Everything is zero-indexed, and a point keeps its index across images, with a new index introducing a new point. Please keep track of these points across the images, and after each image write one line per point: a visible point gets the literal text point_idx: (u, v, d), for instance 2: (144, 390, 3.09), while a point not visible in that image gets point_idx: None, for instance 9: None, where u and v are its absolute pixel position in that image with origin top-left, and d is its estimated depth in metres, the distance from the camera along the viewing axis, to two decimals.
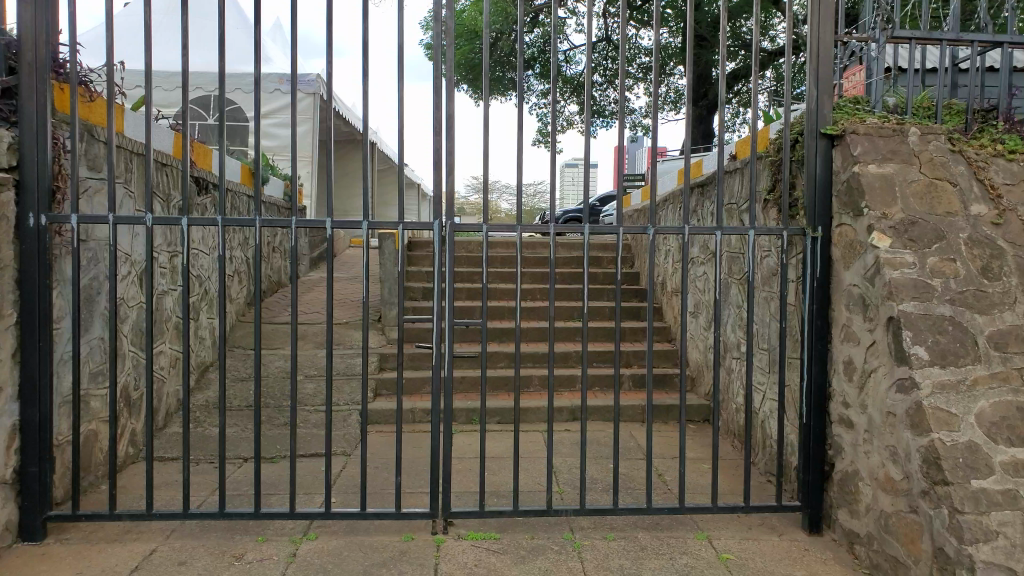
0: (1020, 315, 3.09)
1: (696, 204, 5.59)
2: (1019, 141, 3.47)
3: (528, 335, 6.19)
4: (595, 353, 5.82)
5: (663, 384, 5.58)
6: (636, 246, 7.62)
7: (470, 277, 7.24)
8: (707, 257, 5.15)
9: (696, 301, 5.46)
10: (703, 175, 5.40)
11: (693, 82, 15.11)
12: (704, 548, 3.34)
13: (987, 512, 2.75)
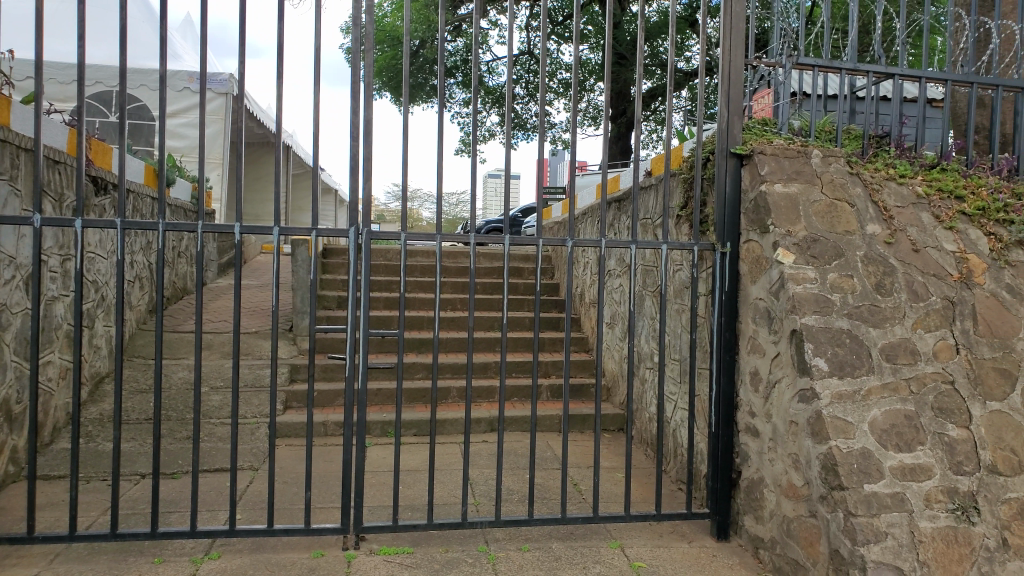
0: (909, 328, 3.28)
1: (613, 218, 5.69)
2: (908, 166, 3.73)
3: (445, 347, 6.13)
4: (513, 364, 5.82)
5: (580, 394, 5.64)
6: (555, 257, 7.71)
7: (387, 285, 7.12)
8: (624, 269, 5.26)
9: (612, 314, 5.55)
10: (620, 190, 5.51)
11: (611, 98, 15.48)
12: (617, 557, 3.39)
13: (878, 514, 2.91)
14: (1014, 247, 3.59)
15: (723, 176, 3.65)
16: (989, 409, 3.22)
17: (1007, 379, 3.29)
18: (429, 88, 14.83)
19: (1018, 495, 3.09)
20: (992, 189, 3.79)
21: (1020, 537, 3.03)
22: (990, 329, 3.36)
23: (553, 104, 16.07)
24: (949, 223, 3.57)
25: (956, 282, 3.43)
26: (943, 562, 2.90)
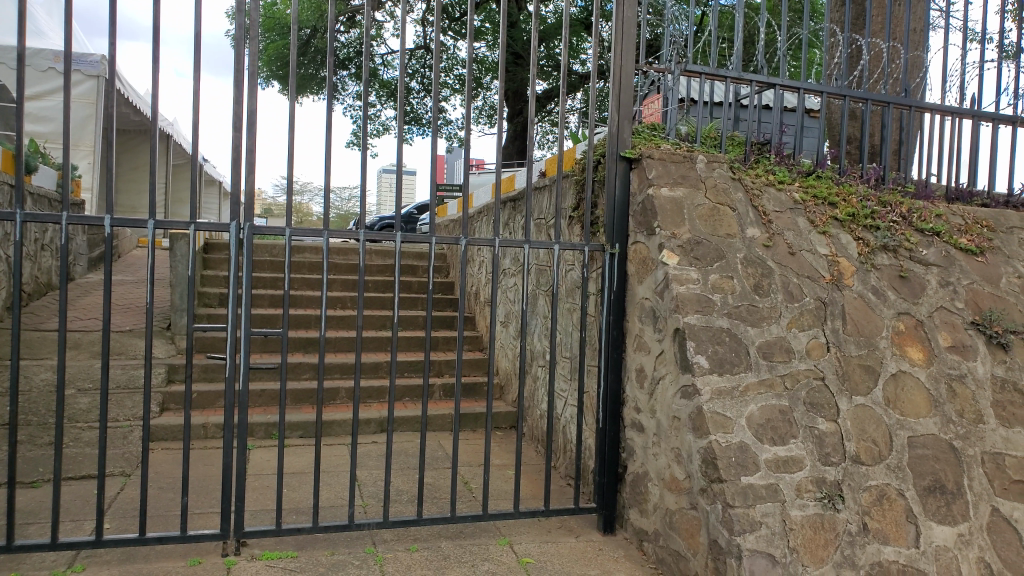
0: (784, 327, 3.44)
1: (508, 218, 5.73)
2: (786, 173, 3.95)
3: (332, 346, 6.02)
4: (404, 363, 5.78)
5: (471, 392, 5.65)
6: (451, 255, 7.73)
7: (273, 283, 6.93)
8: (517, 269, 5.32)
9: (507, 312, 5.57)
10: (514, 189, 5.55)
11: (509, 97, 15.76)
12: (505, 554, 3.44)
13: (754, 505, 3.03)
14: (879, 251, 3.83)
15: (613, 179, 3.75)
16: (855, 403, 3.37)
17: (871, 374, 3.45)
18: (319, 80, 14.61)
19: (878, 483, 3.24)
20: (861, 197, 4.06)
21: (879, 522, 3.17)
22: (858, 329, 3.54)
23: (450, 100, 16.20)
24: (821, 227, 3.79)
25: (828, 284, 3.62)
26: (810, 548, 3.03)
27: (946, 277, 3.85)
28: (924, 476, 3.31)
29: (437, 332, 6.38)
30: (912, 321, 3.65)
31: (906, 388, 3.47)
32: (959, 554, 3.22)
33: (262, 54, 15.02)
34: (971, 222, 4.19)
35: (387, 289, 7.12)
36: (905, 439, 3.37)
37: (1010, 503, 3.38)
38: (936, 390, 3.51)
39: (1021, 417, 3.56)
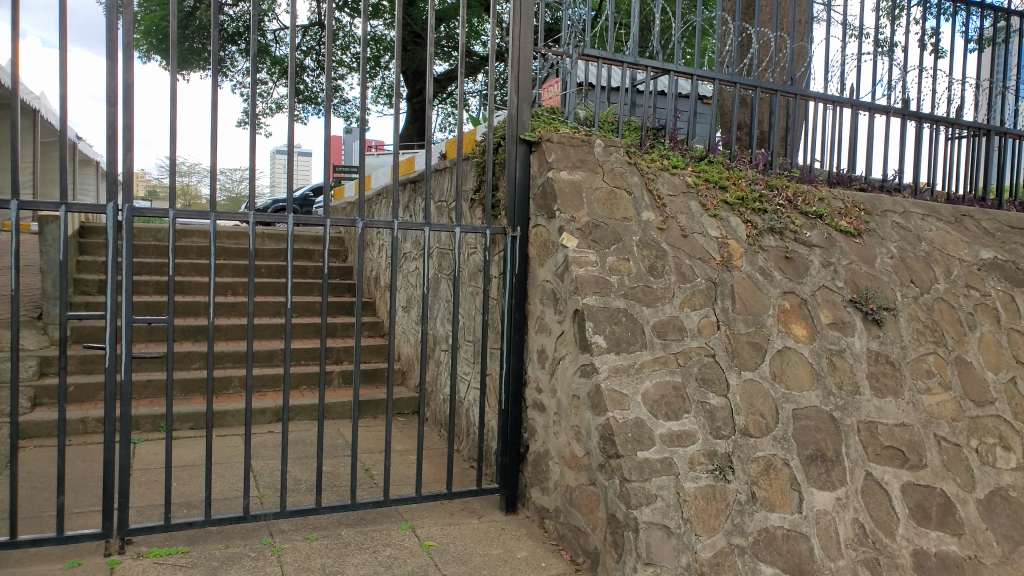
0: (677, 307, 3.56)
1: (408, 201, 5.66)
2: (680, 158, 4.09)
3: (223, 334, 5.82)
4: (300, 351, 5.65)
5: (371, 379, 5.59)
6: (349, 238, 7.61)
7: (158, 269, 6.61)
8: (417, 253, 5.29)
9: (408, 296, 5.52)
10: (413, 172, 5.49)
11: (407, 77, 15.79)
12: (407, 538, 3.45)
13: (649, 478, 3.11)
14: (766, 233, 4.01)
15: (514, 161, 3.76)
16: (743, 378, 3.52)
17: (758, 351, 3.61)
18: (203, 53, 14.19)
19: (765, 453, 3.38)
20: (750, 181, 4.24)
21: (766, 490, 3.31)
22: (746, 307, 3.70)
23: (346, 78, 16.14)
24: (712, 210, 3.94)
25: (718, 265, 3.76)
26: (703, 518, 3.14)
27: (827, 258, 4.08)
28: (807, 446, 3.48)
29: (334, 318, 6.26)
30: (796, 300, 3.84)
31: (791, 363, 3.65)
32: (837, 516, 3.38)
33: (140, 25, 14.43)
34: (850, 206, 4.44)
35: (279, 274, 6.92)
36: (790, 411, 3.53)
37: (882, 467, 3.58)
38: (819, 364, 3.71)
39: (892, 387, 3.81)
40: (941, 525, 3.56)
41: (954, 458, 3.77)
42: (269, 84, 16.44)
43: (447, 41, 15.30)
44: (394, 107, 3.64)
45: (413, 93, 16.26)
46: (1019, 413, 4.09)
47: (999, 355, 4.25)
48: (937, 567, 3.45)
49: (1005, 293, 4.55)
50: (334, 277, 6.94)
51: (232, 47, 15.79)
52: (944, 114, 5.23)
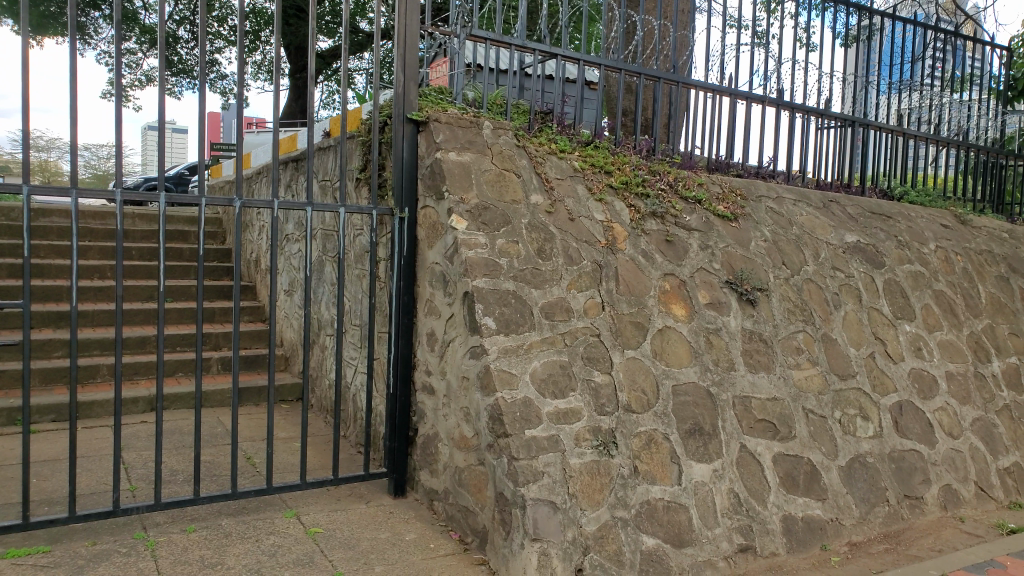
0: (564, 289, 3.62)
1: (291, 179, 5.50)
2: (567, 143, 4.18)
3: (89, 320, 5.49)
4: (174, 337, 5.40)
5: (252, 365, 5.42)
6: (228, 220, 7.32)
7: (13, 250, 6.15)
8: (301, 235, 5.16)
9: (291, 279, 5.37)
10: (296, 150, 5.33)
11: (290, 53, 15.39)
12: (292, 525, 3.39)
13: (537, 456, 3.17)
14: (648, 217, 4.14)
15: (401, 141, 3.71)
16: (626, 356, 3.63)
17: (640, 330, 3.73)
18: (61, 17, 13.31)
19: (646, 428, 3.50)
20: (634, 166, 4.37)
21: (647, 464, 3.43)
22: (629, 288, 3.81)
23: (223, 50, 15.56)
24: (598, 194, 4.03)
25: (603, 248, 3.86)
26: (588, 493, 3.22)
27: (706, 241, 4.27)
28: (685, 420, 3.63)
29: (212, 303, 6.02)
30: (676, 281, 3.99)
31: (671, 341, 3.80)
32: (713, 487, 3.55)
33: None
34: (727, 191, 4.65)
35: (150, 256, 6.57)
36: (670, 387, 3.67)
37: (755, 439, 3.78)
38: (697, 342, 3.87)
39: (764, 363, 4.03)
40: (807, 491, 3.81)
41: (820, 428, 4.02)
42: (138, 54, 15.61)
43: (331, 17, 14.92)
44: (276, 83, 3.51)
45: (298, 70, 15.74)
46: (877, 384, 4.41)
47: (860, 331, 4.57)
48: (803, 531, 3.69)
49: (867, 274, 4.88)
50: (212, 260, 6.66)
51: (95, 12, 14.87)
52: (814, 105, 5.56)
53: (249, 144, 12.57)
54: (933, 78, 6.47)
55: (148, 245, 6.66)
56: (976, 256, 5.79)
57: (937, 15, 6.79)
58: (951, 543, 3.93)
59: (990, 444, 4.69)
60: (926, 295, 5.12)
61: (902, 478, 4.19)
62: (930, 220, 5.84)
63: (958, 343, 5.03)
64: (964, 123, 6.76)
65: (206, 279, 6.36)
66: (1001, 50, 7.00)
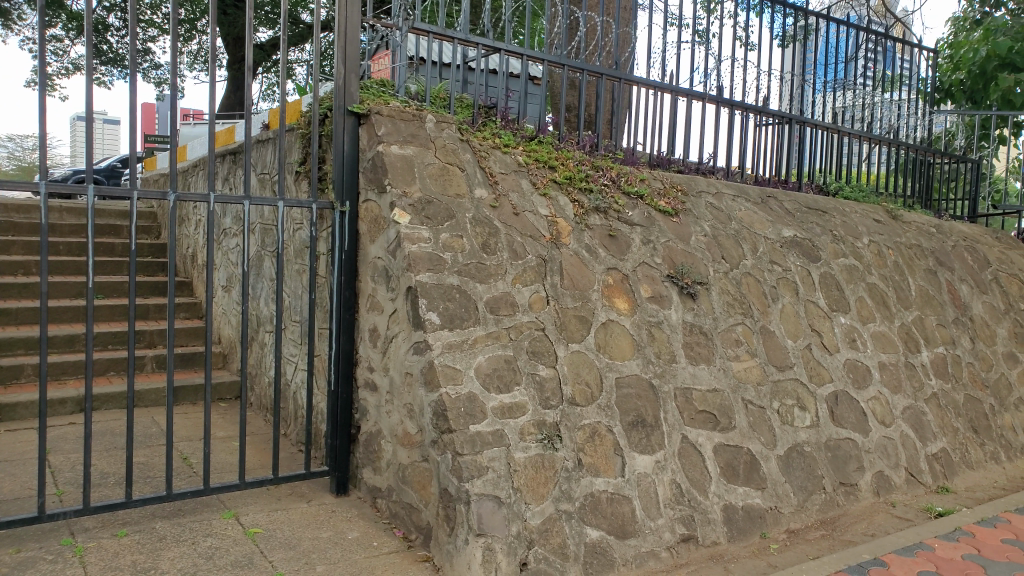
0: (509, 284, 3.60)
1: (228, 172, 5.37)
2: (511, 138, 4.18)
3: (13, 318, 5.27)
4: (106, 335, 5.23)
5: (188, 363, 5.28)
6: (163, 214, 7.12)
7: None
8: (239, 229, 5.05)
9: (229, 275, 5.25)
10: (233, 143, 5.21)
11: (228, 43, 15.08)
12: (230, 527, 3.31)
13: (481, 451, 3.15)
14: (592, 212, 4.17)
15: (341, 134, 3.66)
16: (571, 350, 3.64)
17: (584, 324, 3.75)
18: None
19: (590, 421, 3.53)
20: (577, 161, 4.40)
21: (591, 457, 3.45)
22: (573, 283, 3.83)
23: (158, 40, 15.16)
24: (542, 189, 4.04)
25: (547, 243, 3.86)
26: (533, 486, 3.22)
27: (648, 236, 4.32)
28: (628, 413, 3.66)
29: (146, 299, 5.84)
30: (619, 276, 4.03)
31: (615, 335, 3.83)
32: (656, 478, 3.60)
33: None
34: (669, 187, 4.73)
35: (79, 252, 6.34)
36: (613, 379, 3.71)
37: (696, 430, 3.84)
38: (639, 335, 3.92)
39: (705, 355, 4.10)
40: (747, 481, 3.89)
41: (759, 419, 4.11)
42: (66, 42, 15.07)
43: (271, 8, 14.66)
44: (212, 74, 3.41)
45: (236, 62, 15.37)
46: (814, 375, 4.53)
47: (797, 324, 4.69)
48: (743, 519, 3.77)
49: (803, 268, 5.02)
50: (145, 255, 6.46)
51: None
52: (753, 103, 5.69)
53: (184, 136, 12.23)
54: (865, 79, 6.68)
55: (77, 240, 6.43)
56: (906, 250, 6.00)
57: (869, 17, 7.01)
58: (884, 528, 4.06)
59: (920, 432, 4.87)
60: (860, 288, 5.28)
61: (838, 466, 4.32)
62: (863, 215, 6.03)
63: (890, 334, 5.20)
64: (893, 122, 7.01)
65: (139, 275, 6.17)
66: (928, 52, 7.28)
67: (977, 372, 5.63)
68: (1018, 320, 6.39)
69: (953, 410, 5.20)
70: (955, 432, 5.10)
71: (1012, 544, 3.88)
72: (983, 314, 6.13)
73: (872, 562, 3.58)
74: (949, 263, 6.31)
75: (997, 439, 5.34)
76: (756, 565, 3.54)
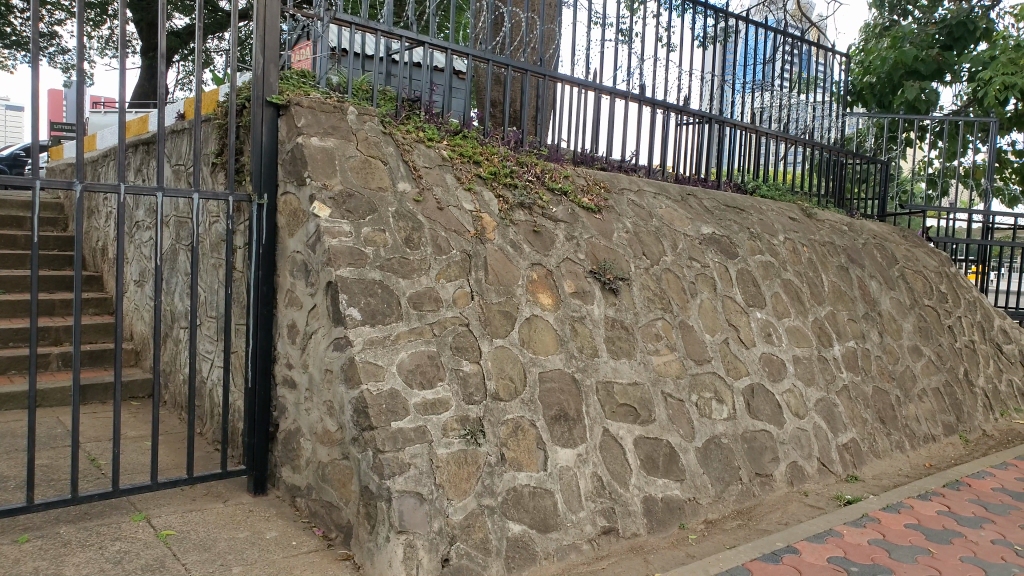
0: (433, 279, 3.58)
1: (141, 162, 5.18)
2: (435, 132, 4.18)
3: None
4: (7, 332, 4.99)
5: (97, 361, 5.09)
6: (70, 206, 6.83)
7: None
8: (153, 222, 4.89)
9: (141, 270, 5.08)
10: (147, 132, 5.03)
11: (143, 29, 14.54)
12: (140, 530, 3.20)
13: (403, 448, 3.13)
14: (517, 208, 4.20)
15: (260, 125, 3.56)
16: (495, 345, 3.63)
17: (508, 320, 3.75)
18: None
19: (513, 416, 3.53)
20: (502, 157, 4.43)
21: (513, 451, 3.46)
22: (498, 278, 3.83)
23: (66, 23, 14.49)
24: (467, 184, 4.05)
25: (472, 238, 3.86)
26: (455, 482, 3.21)
27: (571, 232, 4.37)
28: (551, 407, 3.69)
29: (53, 295, 5.60)
30: (543, 272, 4.06)
31: (538, 330, 3.86)
32: (578, 471, 3.64)
33: None
34: (592, 184, 4.80)
35: None
36: (537, 374, 3.73)
37: (617, 423, 3.91)
38: (562, 330, 3.96)
39: (626, 350, 4.18)
40: (666, 473, 3.98)
41: (678, 412, 4.22)
42: None
43: None
44: (122, 60, 3.27)
45: (151, 48, 14.77)
46: (731, 369, 4.67)
47: (716, 319, 4.83)
48: (663, 511, 3.85)
49: (722, 264, 5.16)
50: (51, 248, 6.18)
51: None
52: (675, 102, 5.83)
53: (93, 124, 11.70)
54: (782, 81, 6.93)
55: None
56: (821, 247, 6.24)
57: (786, 21, 7.26)
58: (797, 516, 4.22)
59: (831, 423, 5.08)
60: (776, 284, 5.47)
61: (753, 457, 4.46)
62: (780, 214, 6.25)
63: (805, 329, 5.40)
64: (807, 123, 7.30)
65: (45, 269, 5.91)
66: (841, 57, 7.60)
67: (885, 364, 5.90)
68: (923, 315, 6.73)
69: (863, 401, 5.44)
70: (864, 423, 5.34)
71: (914, 529, 4.09)
72: (891, 309, 6.43)
73: (785, 550, 3.71)
74: (860, 260, 6.59)
75: (902, 429, 5.61)
76: (674, 555, 3.63)
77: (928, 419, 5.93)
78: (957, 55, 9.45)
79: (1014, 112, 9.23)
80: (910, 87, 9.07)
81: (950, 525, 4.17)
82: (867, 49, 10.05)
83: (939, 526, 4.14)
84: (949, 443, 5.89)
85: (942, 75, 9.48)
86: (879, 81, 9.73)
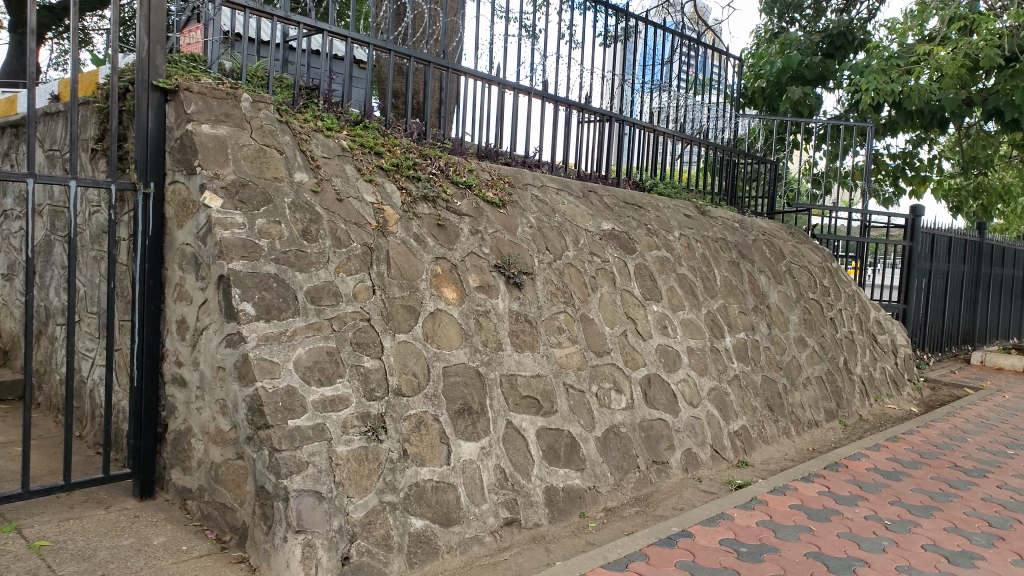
0: (332, 273, 3.49)
1: (9, 147, 4.81)
2: (334, 121, 4.09)
3: None
4: None
5: None
6: None
7: None
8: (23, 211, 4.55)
9: (11, 263, 4.72)
10: (16, 114, 4.66)
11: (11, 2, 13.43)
12: (11, 542, 2.98)
13: (300, 446, 3.04)
14: (419, 201, 4.16)
15: (145, 110, 3.39)
16: (397, 340, 3.59)
17: (411, 314, 3.71)
18: None
19: (416, 411, 3.50)
20: (404, 149, 4.38)
21: (416, 446, 3.43)
22: (400, 272, 3.79)
23: None
24: (367, 175, 3.98)
25: (374, 231, 3.79)
26: (356, 479, 3.16)
27: (475, 226, 4.37)
28: (455, 401, 3.67)
29: None
30: (447, 265, 4.04)
31: (442, 324, 3.83)
32: (481, 464, 3.65)
33: None
34: (496, 179, 4.82)
35: None
36: (440, 369, 3.70)
37: (520, 416, 3.94)
38: (467, 324, 3.95)
39: (529, 343, 4.22)
40: (568, 463, 4.06)
41: (579, 403, 4.30)
42: None
43: None
44: None
45: (19, 24, 13.65)
46: (629, 360, 4.81)
47: (614, 312, 4.96)
48: (563, 500, 3.92)
49: (621, 259, 5.30)
50: None
51: None
52: (576, 100, 5.94)
53: None
54: (678, 82, 7.19)
55: None
56: (713, 243, 6.50)
57: (683, 23, 7.52)
58: (690, 501, 4.39)
59: (723, 411, 5.31)
60: (671, 278, 5.67)
61: (650, 445, 4.61)
62: (675, 211, 6.47)
63: (698, 321, 5.63)
64: (702, 123, 7.60)
65: None
66: (733, 60, 7.94)
67: (773, 355, 6.23)
68: (808, 308, 7.14)
69: (752, 390, 5.72)
70: (753, 411, 5.62)
71: (797, 509, 4.34)
72: (778, 302, 6.78)
73: (680, 534, 3.86)
74: (750, 255, 6.92)
75: (788, 415, 5.94)
76: (575, 543, 3.70)
77: (811, 406, 6.30)
78: (838, 63, 10.09)
79: (888, 119, 9.93)
80: (795, 90, 9.62)
81: (829, 504, 4.46)
82: (757, 54, 10.56)
83: (819, 506, 4.42)
84: (830, 428, 6.29)
85: (824, 81, 10.10)
86: (768, 85, 10.27)
